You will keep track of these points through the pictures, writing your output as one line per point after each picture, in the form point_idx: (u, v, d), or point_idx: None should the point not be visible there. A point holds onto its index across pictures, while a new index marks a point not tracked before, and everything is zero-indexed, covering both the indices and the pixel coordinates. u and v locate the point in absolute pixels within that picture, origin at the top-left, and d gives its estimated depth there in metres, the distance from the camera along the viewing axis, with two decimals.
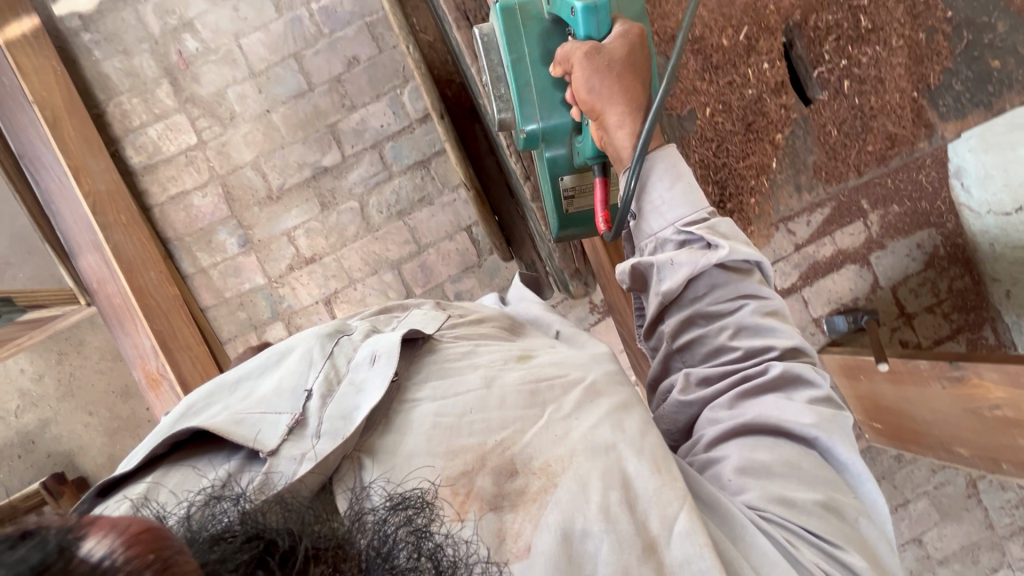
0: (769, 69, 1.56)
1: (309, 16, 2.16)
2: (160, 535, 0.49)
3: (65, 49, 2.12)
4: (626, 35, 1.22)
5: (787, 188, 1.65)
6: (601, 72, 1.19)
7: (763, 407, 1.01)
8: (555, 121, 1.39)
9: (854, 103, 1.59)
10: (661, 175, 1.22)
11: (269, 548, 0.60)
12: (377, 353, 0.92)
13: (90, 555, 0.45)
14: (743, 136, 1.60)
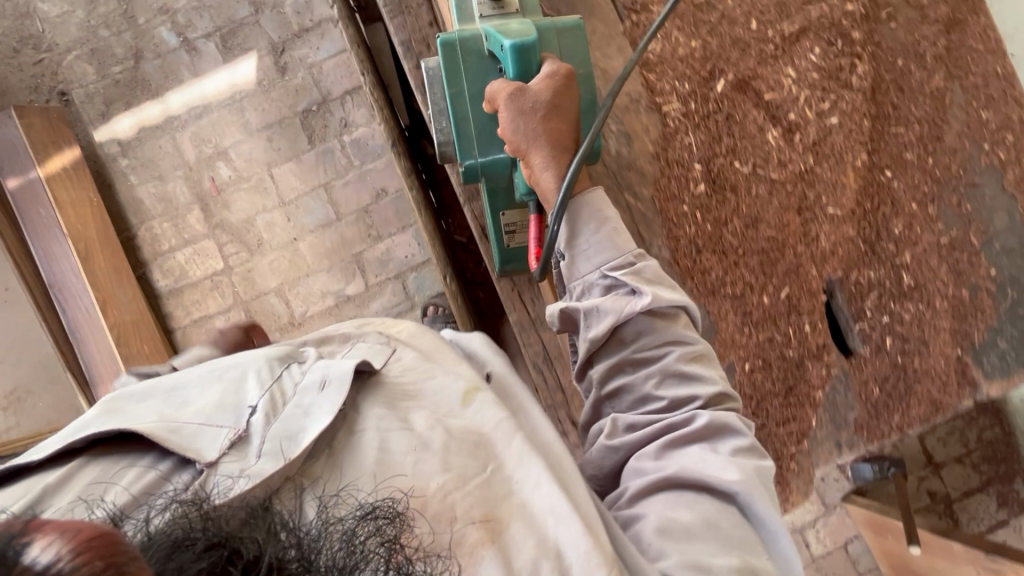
0: (810, 330, 1.06)
1: (341, 147, 2.21)
2: (114, 540, 0.39)
3: (102, 175, 2.18)
4: (554, 76, 0.96)
5: (830, 452, 1.07)
6: (525, 113, 0.95)
7: (686, 458, 0.79)
8: (493, 157, 1.10)
9: (902, 357, 1.08)
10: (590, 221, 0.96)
11: (233, 556, 0.52)
12: (325, 374, 0.80)
13: (36, 562, 0.36)
14: (777, 399, 1.07)
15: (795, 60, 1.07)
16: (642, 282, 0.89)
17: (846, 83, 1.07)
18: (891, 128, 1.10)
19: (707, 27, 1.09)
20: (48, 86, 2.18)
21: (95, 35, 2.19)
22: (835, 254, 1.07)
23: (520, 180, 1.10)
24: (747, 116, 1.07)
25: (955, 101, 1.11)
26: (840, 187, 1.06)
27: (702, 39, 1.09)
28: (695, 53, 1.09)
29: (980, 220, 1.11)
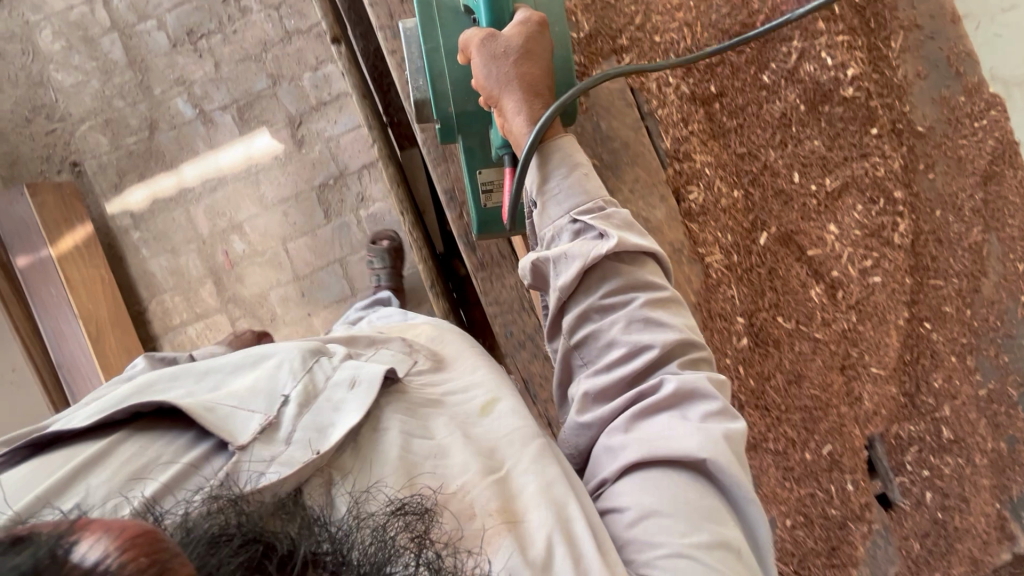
0: (852, 490, 1.06)
1: (357, 222, 2.19)
2: (158, 537, 0.40)
3: (113, 248, 2.15)
4: (527, 23, 0.93)
5: None
6: (498, 58, 0.90)
7: (655, 434, 0.75)
8: (469, 112, 1.04)
9: (941, 516, 1.08)
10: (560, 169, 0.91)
11: (268, 552, 0.50)
12: (355, 375, 0.77)
13: (85, 560, 0.37)
14: (821, 557, 1.06)
15: (838, 218, 1.06)
16: (609, 226, 0.86)
17: (887, 241, 1.06)
18: (930, 280, 1.10)
19: (749, 179, 1.10)
20: (60, 156, 2.15)
21: (109, 105, 2.17)
22: (877, 412, 1.07)
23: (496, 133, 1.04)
24: (791, 272, 1.07)
25: (992, 254, 1.12)
26: (883, 348, 1.05)
27: (744, 190, 1.09)
28: (737, 205, 1.09)
29: (1017, 372, 1.11)
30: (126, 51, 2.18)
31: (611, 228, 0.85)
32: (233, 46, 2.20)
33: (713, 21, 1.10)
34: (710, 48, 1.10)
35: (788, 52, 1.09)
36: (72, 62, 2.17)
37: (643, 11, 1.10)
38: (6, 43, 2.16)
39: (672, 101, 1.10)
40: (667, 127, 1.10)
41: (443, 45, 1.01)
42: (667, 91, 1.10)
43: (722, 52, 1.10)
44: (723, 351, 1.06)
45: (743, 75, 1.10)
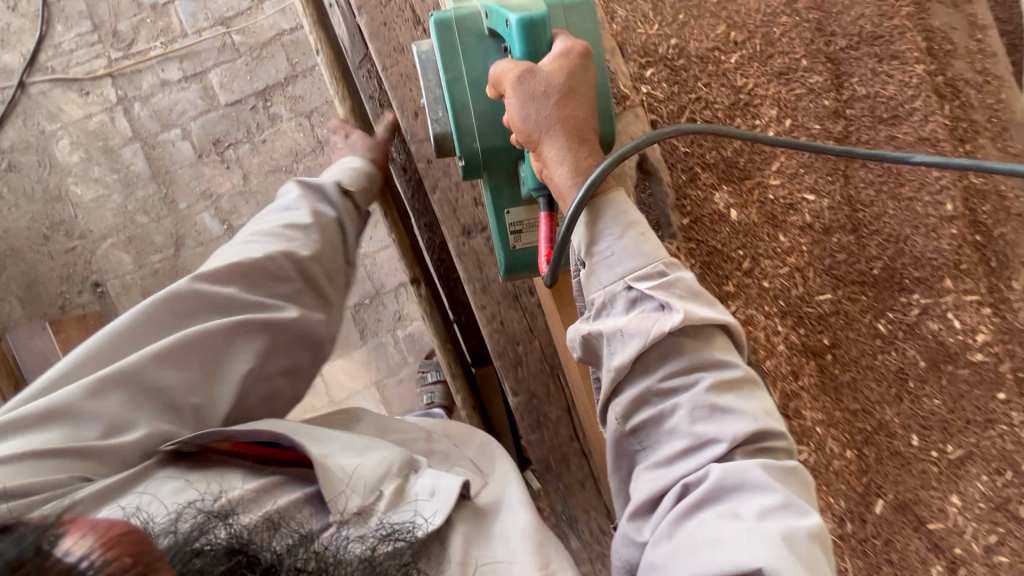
0: None
1: (394, 343, 2.10)
2: (141, 539, 0.46)
3: None
4: (569, 53, 0.71)
5: None
6: (536, 98, 0.69)
7: (705, 537, 0.58)
8: (497, 149, 0.81)
9: None
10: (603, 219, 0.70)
11: (250, 564, 0.53)
12: (435, 483, 0.74)
13: (68, 556, 0.44)
14: None
15: (959, 488, 1.00)
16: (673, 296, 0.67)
17: (1014, 515, 0.99)
18: None
19: (862, 437, 1.02)
20: (80, 275, 2.03)
21: (132, 221, 2.05)
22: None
23: (529, 170, 0.80)
24: (911, 547, 0.99)
25: None
26: None
27: (858, 450, 1.02)
28: (851, 468, 1.01)
29: None
30: (148, 162, 2.06)
31: (675, 295, 0.66)
32: (262, 157, 2.09)
33: (828, 265, 1.02)
34: (822, 294, 1.02)
35: (908, 303, 1.01)
36: (92, 175, 2.05)
37: (752, 255, 1.02)
38: (20, 155, 2.04)
39: (782, 353, 1.01)
40: (778, 381, 1.01)
41: (461, 76, 0.79)
42: (777, 340, 1.01)
43: (836, 300, 1.02)
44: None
45: (858, 324, 1.02)
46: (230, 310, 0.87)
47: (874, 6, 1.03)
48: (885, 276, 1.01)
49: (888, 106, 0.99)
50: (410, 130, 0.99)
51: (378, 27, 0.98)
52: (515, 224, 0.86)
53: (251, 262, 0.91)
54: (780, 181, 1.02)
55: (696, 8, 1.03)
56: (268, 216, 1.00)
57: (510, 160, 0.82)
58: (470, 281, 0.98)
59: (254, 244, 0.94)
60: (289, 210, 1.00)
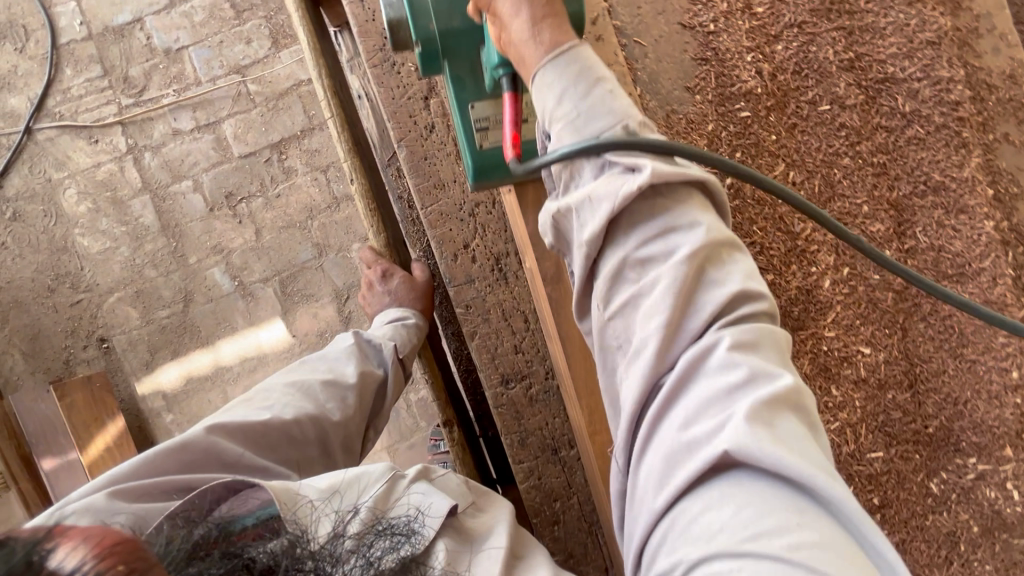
0: None
1: (406, 407, 2.05)
2: (136, 546, 0.41)
3: (143, 431, 1.99)
4: None
5: None
6: None
7: (679, 441, 0.46)
8: (456, 34, 0.64)
9: None
10: (567, 73, 0.54)
11: (248, 566, 0.48)
12: (423, 501, 0.67)
13: (61, 568, 0.38)
14: None
15: None
16: (643, 154, 0.52)
17: None
18: None
19: None
20: (86, 329, 1.98)
21: (140, 274, 1.99)
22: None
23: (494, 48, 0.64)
24: None
25: None
26: None
27: None
28: None
29: None
30: (158, 215, 2.00)
31: (645, 155, 0.52)
32: (275, 212, 2.02)
33: (882, 423, 0.96)
34: (875, 452, 0.96)
35: (963, 466, 0.96)
36: (99, 226, 1.98)
37: None
38: (26, 204, 1.97)
39: None
40: None
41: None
42: None
43: (889, 459, 0.96)
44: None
45: (912, 484, 0.96)
46: (234, 457, 0.68)
47: (942, 154, 0.95)
48: (941, 436, 0.96)
49: (954, 262, 0.94)
50: (449, 273, 0.93)
51: (418, 161, 0.92)
52: (481, 121, 0.70)
53: (280, 424, 0.73)
54: (835, 332, 0.96)
55: (753, 146, 0.97)
56: (306, 365, 0.84)
57: (472, 46, 0.65)
58: (507, 433, 0.93)
59: (286, 397, 0.77)
60: (335, 359, 0.86)
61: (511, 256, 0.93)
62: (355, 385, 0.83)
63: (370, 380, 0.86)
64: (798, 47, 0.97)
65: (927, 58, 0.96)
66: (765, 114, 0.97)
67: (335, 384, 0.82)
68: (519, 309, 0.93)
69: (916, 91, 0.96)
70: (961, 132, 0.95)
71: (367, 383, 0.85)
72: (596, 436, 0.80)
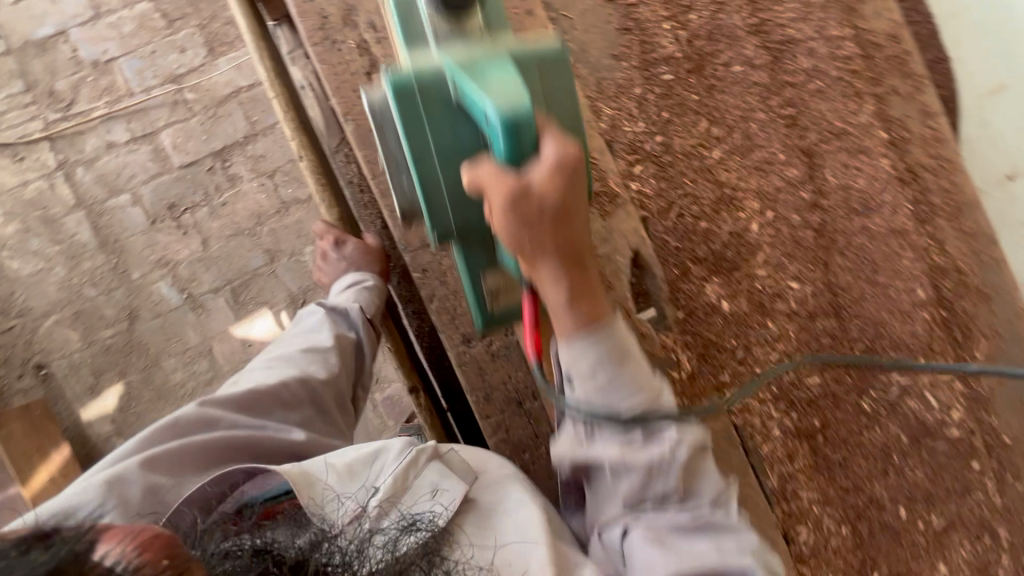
0: None
1: (373, 407, 2.03)
2: (171, 542, 0.50)
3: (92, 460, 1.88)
4: (561, 162, 0.58)
5: None
6: (530, 224, 0.58)
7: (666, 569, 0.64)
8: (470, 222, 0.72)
9: None
10: (599, 350, 0.64)
11: (277, 561, 0.55)
12: (438, 483, 0.72)
13: (105, 560, 0.47)
14: None
15: (944, 553, 1.05)
16: (645, 392, 0.66)
17: None
18: None
19: (855, 512, 1.06)
20: (21, 357, 1.87)
21: (79, 294, 1.90)
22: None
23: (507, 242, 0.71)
24: None
25: None
26: None
27: (852, 525, 1.06)
28: (846, 543, 1.05)
29: None
30: (95, 231, 1.92)
31: (644, 392, 0.67)
32: (222, 220, 1.98)
33: (815, 350, 1.05)
34: (811, 378, 1.06)
35: (889, 383, 1.06)
36: (30, 247, 1.90)
37: (745, 344, 1.04)
38: None
39: (777, 437, 1.05)
40: (773, 462, 1.05)
41: (462, 49, 0.66)
42: (771, 423, 1.05)
43: (824, 383, 1.06)
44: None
45: (845, 405, 1.06)
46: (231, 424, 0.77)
47: (840, 103, 1.07)
48: (867, 356, 1.06)
49: (861, 197, 1.05)
50: (404, 239, 0.96)
51: (366, 134, 0.95)
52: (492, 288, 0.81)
53: (267, 390, 0.82)
54: (766, 271, 1.05)
55: (678, 106, 1.05)
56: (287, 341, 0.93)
57: (484, 231, 0.74)
58: (473, 391, 0.97)
59: (271, 369, 0.86)
60: (310, 330, 0.93)
61: None
62: (332, 346, 0.90)
63: (345, 339, 0.92)
64: (709, 16, 1.06)
65: (819, 21, 1.08)
66: (685, 76, 1.06)
67: (314, 349, 0.89)
68: None
69: (813, 50, 1.07)
70: (853, 84, 1.08)
71: (344, 347, 0.92)
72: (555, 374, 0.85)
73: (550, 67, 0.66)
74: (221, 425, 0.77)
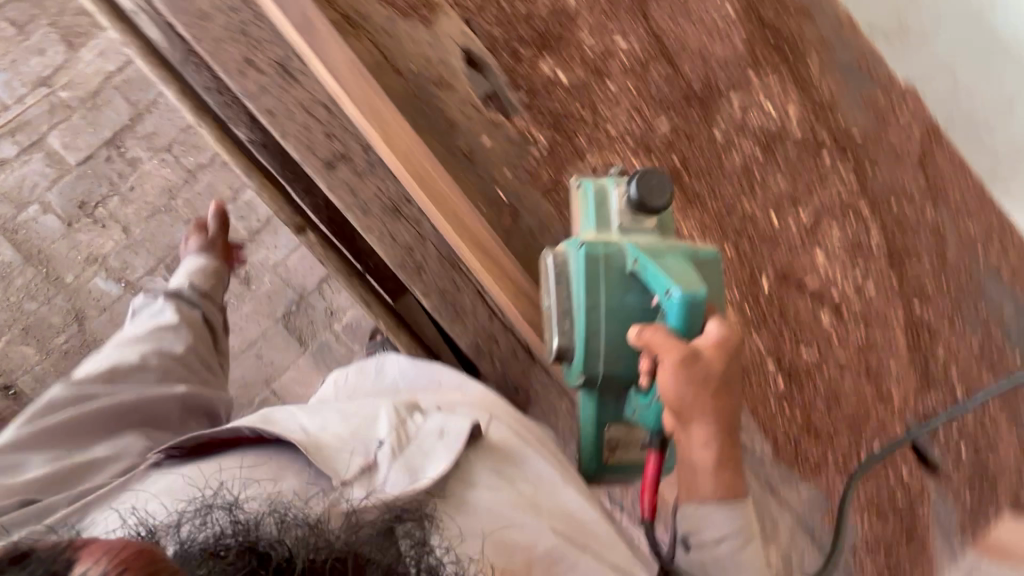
0: (905, 471, 1.18)
1: (336, 338, 2.08)
2: (154, 553, 0.47)
3: None
4: (727, 343, 0.74)
5: (945, 555, 1.21)
6: (695, 384, 0.73)
7: None
8: (615, 373, 0.85)
9: (978, 464, 1.22)
10: (732, 523, 0.76)
11: (263, 558, 0.53)
12: (443, 426, 0.78)
13: (89, 574, 0.44)
14: (897, 539, 1.18)
15: (819, 241, 1.16)
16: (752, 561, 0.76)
17: (870, 250, 1.17)
18: (906, 264, 1.22)
19: (733, 231, 1.16)
20: None
21: (21, 310, 1.95)
22: (906, 400, 1.18)
23: (644, 407, 0.84)
24: (796, 306, 1.16)
25: (948, 225, 1.24)
26: (895, 344, 1.17)
27: (733, 243, 1.16)
28: (732, 260, 1.16)
29: (997, 317, 1.24)
30: (17, 248, 1.96)
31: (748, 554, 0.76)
32: (135, 204, 2.01)
33: (655, 95, 1.14)
34: (660, 121, 1.14)
35: (731, 106, 1.16)
36: None
37: (591, 107, 1.12)
38: None
39: None
40: None
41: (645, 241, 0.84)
42: (636, 172, 1.13)
43: (673, 124, 1.14)
44: (760, 406, 1.15)
45: (699, 139, 1.15)
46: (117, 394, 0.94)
47: None
48: (704, 85, 1.15)
49: None
50: (241, 87, 1.02)
51: (177, 2, 1.03)
52: (613, 439, 0.92)
53: (127, 365, 1.00)
54: (590, 37, 1.12)
55: None
56: (138, 323, 1.14)
57: (624, 383, 0.86)
58: (349, 209, 1.05)
59: (133, 346, 1.06)
60: (156, 312, 1.15)
61: (292, 57, 0.99)
62: (179, 321, 1.12)
63: (190, 313, 1.16)
64: None
65: None
66: None
67: (160, 327, 1.10)
68: (317, 101, 1.01)
69: None
70: None
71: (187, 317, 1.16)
72: (394, 143, 0.95)
73: (708, 267, 0.83)
74: (100, 395, 0.93)
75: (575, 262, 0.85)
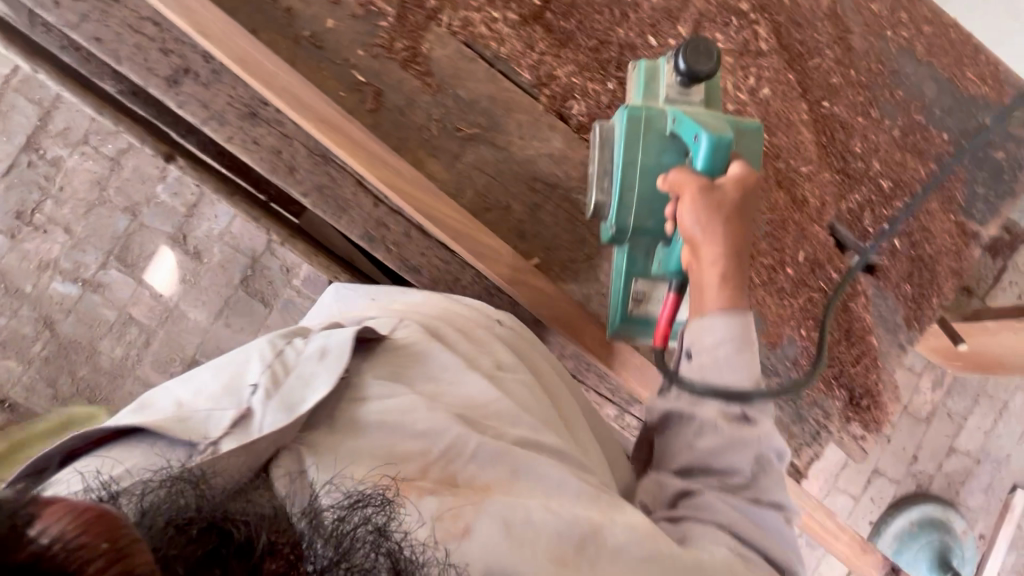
0: (837, 274, 1.15)
1: None
2: (120, 519, 0.32)
3: None
4: (745, 179, 0.79)
5: (893, 352, 1.19)
6: (711, 208, 0.77)
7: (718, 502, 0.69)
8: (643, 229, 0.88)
9: (912, 254, 1.18)
10: (730, 333, 0.76)
11: (224, 536, 0.40)
12: (324, 344, 0.64)
13: (36, 541, 0.29)
14: (842, 343, 1.15)
15: None
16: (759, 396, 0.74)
17: (759, 52, 1.11)
18: (808, 62, 1.14)
19: (614, 65, 1.10)
20: None
21: None
22: (823, 202, 1.14)
23: (668, 256, 0.88)
24: None
25: (845, 11, 1.17)
26: (802, 145, 1.13)
27: (616, 78, 1.11)
28: (618, 95, 1.11)
29: (914, 99, 1.19)
30: None
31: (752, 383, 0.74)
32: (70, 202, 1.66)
33: None
34: None
35: None
36: None
37: None
38: None
39: (508, 33, 1.08)
40: (517, 58, 1.09)
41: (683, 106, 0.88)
42: (497, 25, 1.08)
43: None
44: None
45: None
46: None
47: None
48: None
49: None
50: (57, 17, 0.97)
51: None
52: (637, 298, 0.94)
53: None
54: None
55: None
56: None
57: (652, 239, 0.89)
58: (205, 123, 1.01)
59: None
60: None
61: None
62: None
63: None
64: None
65: None
66: None
67: None
68: (144, 18, 0.99)
69: None
70: None
71: None
72: (211, 37, 0.93)
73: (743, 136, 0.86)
74: None
75: (619, 120, 0.87)
